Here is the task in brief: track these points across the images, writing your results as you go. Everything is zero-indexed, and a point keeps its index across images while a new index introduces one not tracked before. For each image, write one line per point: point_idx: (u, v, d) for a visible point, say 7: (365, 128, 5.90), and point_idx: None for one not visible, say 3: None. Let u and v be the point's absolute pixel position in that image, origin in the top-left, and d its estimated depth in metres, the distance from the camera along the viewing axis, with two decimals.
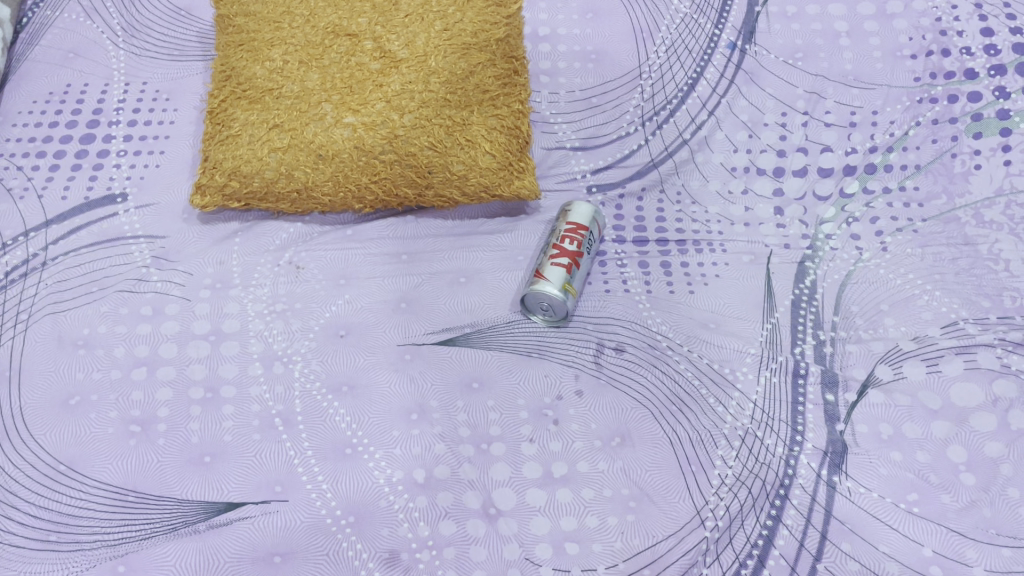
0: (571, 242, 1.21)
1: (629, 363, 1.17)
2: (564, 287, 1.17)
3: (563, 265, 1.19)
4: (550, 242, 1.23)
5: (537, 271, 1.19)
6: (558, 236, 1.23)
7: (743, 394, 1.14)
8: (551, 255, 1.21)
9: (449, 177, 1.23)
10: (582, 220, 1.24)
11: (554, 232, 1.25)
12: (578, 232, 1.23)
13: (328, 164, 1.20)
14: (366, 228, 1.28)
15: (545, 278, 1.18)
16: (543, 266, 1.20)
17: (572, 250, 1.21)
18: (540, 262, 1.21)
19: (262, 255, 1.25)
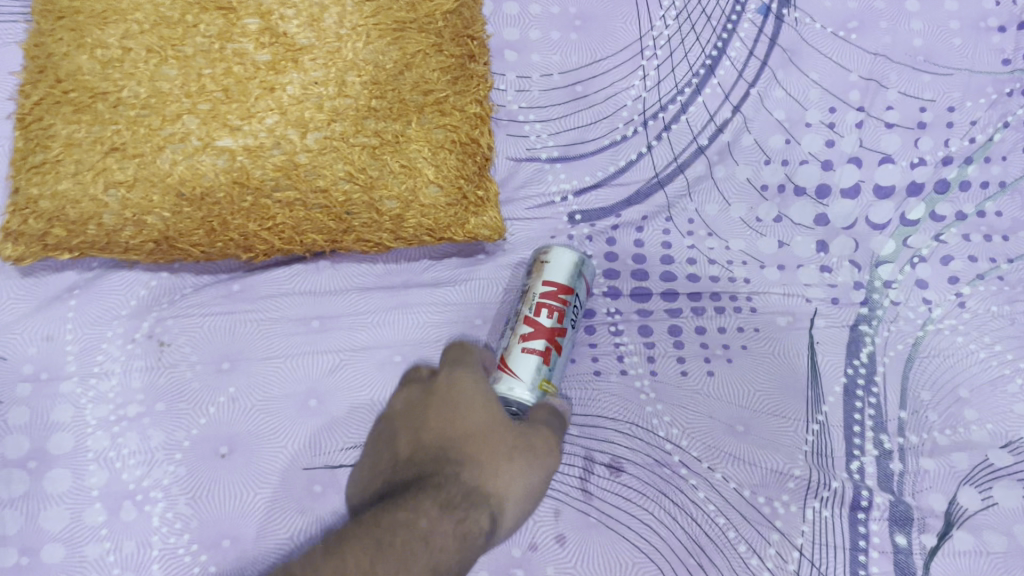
0: (546, 316, 0.86)
1: (628, 490, 0.85)
2: (540, 387, 0.84)
3: (537, 353, 0.84)
4: (519, 314, 0.88)
5: (499, 364, 0.85)
6: (529, 308, 0.87)
7: (784, 537, 0.83)
8: (520, 337, 0.86)
9: (376, 219, 0.86)
10: (562, 279, 0.88)
11: (523, 296, 0.89)
12: (556, 301, 0.87)
13: (195, 207, 0.82)
14: (260, 280, 0.91)
15: (511, 376, 0.83)
16: (508, 355, 0.85)
17: (548, 329, 0.86)
18: (504, 347, 0.86)
19: (109, 326, 0.88)
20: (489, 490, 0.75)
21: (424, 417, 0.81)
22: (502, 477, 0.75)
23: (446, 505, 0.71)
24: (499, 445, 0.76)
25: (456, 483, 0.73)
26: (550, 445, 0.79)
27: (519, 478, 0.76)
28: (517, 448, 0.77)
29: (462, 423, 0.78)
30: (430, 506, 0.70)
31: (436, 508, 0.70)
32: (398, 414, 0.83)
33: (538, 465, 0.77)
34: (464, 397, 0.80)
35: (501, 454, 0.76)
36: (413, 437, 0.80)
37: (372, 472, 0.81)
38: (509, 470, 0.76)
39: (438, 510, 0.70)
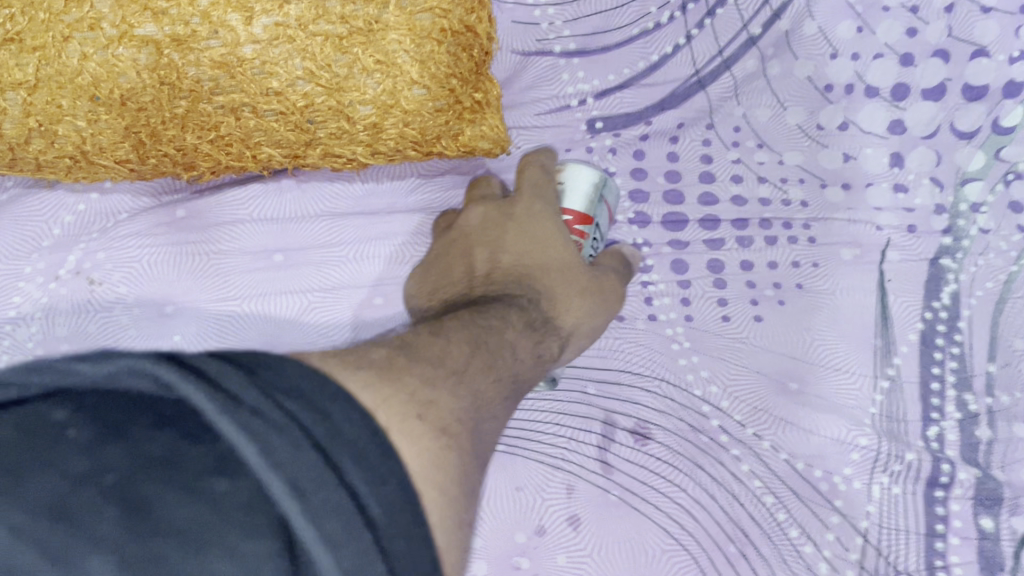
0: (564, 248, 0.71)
1: (657, 462, 0.70)
2: None
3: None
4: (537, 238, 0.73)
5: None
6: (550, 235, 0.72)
7: (846, 520, 0.69)
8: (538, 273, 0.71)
9: (347, 128, 0.69)
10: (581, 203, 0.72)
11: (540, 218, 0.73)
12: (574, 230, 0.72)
13: (114, 114, 0.66)
14: (211, 206, 0.75)
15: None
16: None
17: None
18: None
19: (26, 261, 0.72)
20: (562, 325, 0.67)
21: (499, 226, 0.70)
22: (578, 313, 0.68)
23: (528, 326, 0.63)
24: (581, 275, 0.69)
25: (531, 308, 0.65)
26: (617, 289, 0.72)
27: (593, 315, 0.69)
28: (594, 286, 0.69)
29: (543, 244, 0.69)
30: (517, 328, 0.62)
31: (523, 328, 0.63)
32: (469, 229, 0.71)
33: (610, 304, 0.71)
34: (549, 217, 0.70)
35: (580, 287, 0.69)
36: (489, 249, 0.70)
37: (437, 281, 0.71)
38: (579, 307, 0.68)
39: (525, 331, 0.62)
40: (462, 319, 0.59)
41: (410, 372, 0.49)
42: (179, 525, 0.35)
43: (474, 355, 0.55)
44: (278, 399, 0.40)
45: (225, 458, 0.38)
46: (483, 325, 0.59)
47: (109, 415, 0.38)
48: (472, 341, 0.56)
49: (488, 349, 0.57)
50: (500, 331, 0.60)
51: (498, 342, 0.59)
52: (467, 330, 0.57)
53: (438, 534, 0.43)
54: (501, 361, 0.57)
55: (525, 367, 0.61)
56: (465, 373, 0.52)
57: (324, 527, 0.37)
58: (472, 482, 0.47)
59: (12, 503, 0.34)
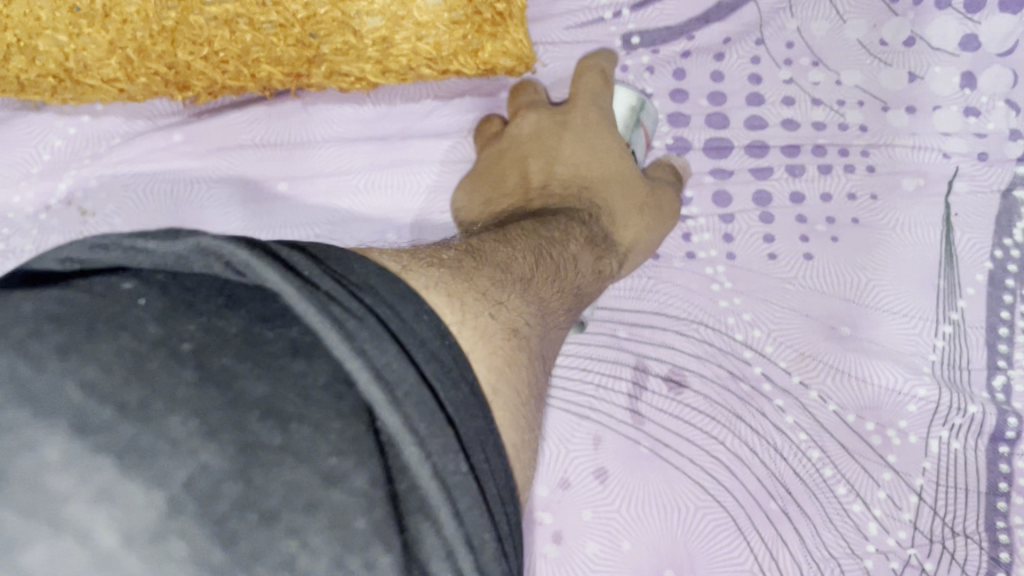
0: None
1: (692, 412, 0.65)
2: None
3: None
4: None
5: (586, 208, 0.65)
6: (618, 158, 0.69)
7: (899, 476, 0.63)
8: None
9: (354, 42, 0.62)
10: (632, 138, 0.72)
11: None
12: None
13: (98, 28, 0.59)
14: (206, 128, 0.68)
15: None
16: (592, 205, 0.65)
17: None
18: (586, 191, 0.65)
19: (14, 189, 0.68)
20: (620, 241, 0.65)
21: (557, 137, 0.67)
22: (638, 230, 0.65)
23: (590, 240, 0.61)
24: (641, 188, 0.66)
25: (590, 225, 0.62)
26: (675, 207, 0.68)
27: (652, 232, 0.66)
28: (656, 200, 0.66)
29: (601, 157, 0.66)
30: (580, 244, 0.59)
31: (585, 244, 0.60)
32: (522, 136, 0.67)
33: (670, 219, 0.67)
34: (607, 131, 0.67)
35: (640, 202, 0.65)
36: (545, 160, 0.67)
37: (489, 192, 0.66)
38: (637, 224, 0.65)
39: (588, 248, 0.60)
40: (523, 229, 0.57)
41: (476, 271, 0.46)
42: (262, 398, 0.31)
43: (539, 265, 0.52)
44: (350, 289, 0.37)
45: (302, 341, 0.34)
46: (547, 236, 0.57)
47: (187, 291, 0.34)
48: (537, 251, 0.54)
49: (551, 263, 0.54)
50: (564, 245, 0.57)
51: (563, 257, 0.56)
52: (532, 239, 0.55)
53: (509, 441, 0.40)
54: (563, 275, 0.55)
55: (587, 286, 0.59)
56: (529, 281, 0.50)
57: (416, 424, 0.34)
58: (539, 384, 0.45)
59: (86, 358, 0.30)
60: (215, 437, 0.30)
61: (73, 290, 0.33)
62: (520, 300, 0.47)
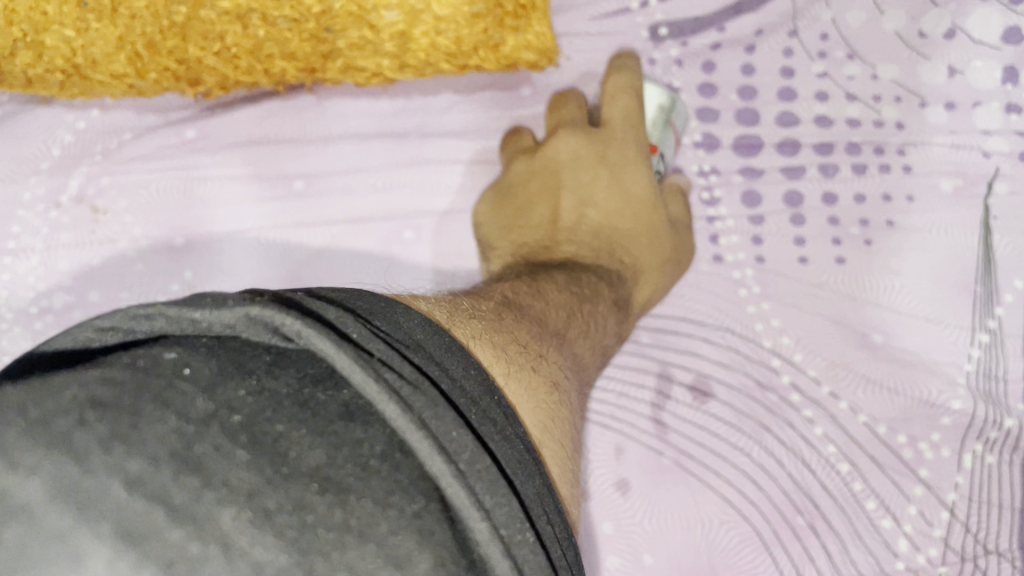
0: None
1: (717, 422, 0.63)
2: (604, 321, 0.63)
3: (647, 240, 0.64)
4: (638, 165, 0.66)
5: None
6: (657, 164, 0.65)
7: (930, 490, 0.61)
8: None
9: (371, 37, 0.60)
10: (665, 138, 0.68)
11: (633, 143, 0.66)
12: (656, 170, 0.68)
13: (106, 23, 0.57)
14: (220, 125, 0.66)
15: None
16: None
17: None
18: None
19: (25, 185, 0.66)
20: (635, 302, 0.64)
21: (585, 171, 0.65)
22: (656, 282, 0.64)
23: (617, 293, 0.61)
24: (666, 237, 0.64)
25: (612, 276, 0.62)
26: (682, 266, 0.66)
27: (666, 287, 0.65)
28: (677, 253, 0.65)
29: (628, 199, 0.64)
30: (607, 303, 0.59)
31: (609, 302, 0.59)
32: (558, 163, 0.65)
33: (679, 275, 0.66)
34: (639, 168, 0.64)
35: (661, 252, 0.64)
36: (576, 196, 0.65)
37: (514, 218, 0.65)
38: (655, 283, 0.64)
39: (613, 308, 0.59)
40: (554, 287, 0.56)
41: (516, 324, 0.47)
42: (318, 470, 0.28)
43: (565, 330, 0.53)
44: (403, 350, 0.33)
45: (354, 407, 0.31)
46: (581, 291, 0.57)
47: (233, 352, 0.31)
48: (568, 314, 0.54)
49: (581, 326, 0.55)
50: (596, 304, 0.58)
51: (592, 317, 0.57)
52: (564, 302, 0.55)
53: (562, 491, 0.43)
54: (586, 348, 0.55)
55: (608, 346, 0.59)
56: (562, 337, 0.52)
57: (483, 495, 0.30)
58: (577, 433, 0.49)
59: (126, 448, 0.27)
60: (270, 521, 0.27)
61: (107, 367, 0.30)
62: (554, 350, 0.50)
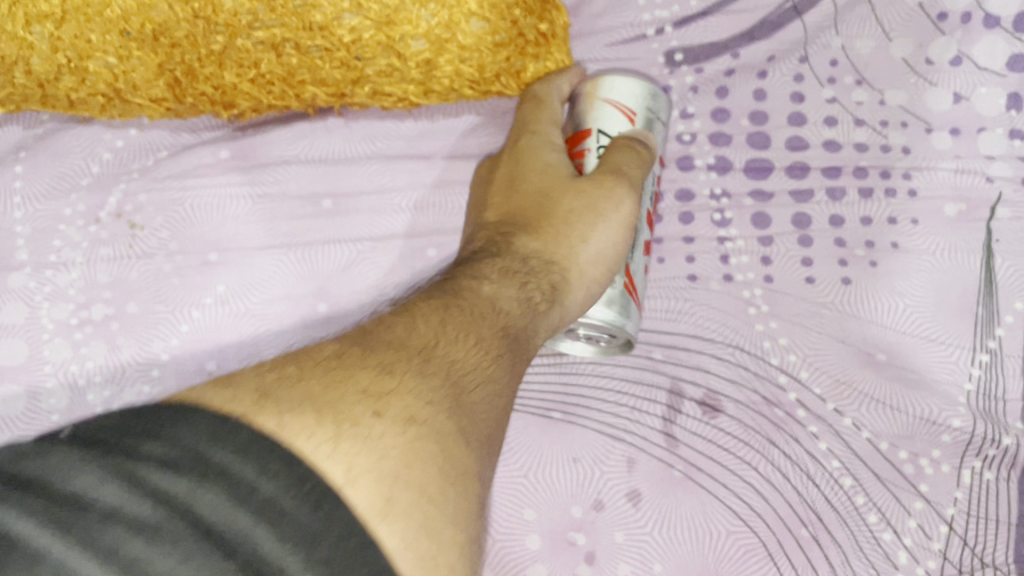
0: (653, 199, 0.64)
1: (725, 436, 0.66)
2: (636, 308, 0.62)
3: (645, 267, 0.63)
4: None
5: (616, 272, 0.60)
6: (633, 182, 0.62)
7: (931, 506, 0.63)
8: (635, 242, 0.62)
9: (398, 66, 0.63)
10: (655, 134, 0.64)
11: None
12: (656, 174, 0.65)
13: (147, 51, 0.60)
14: (253, 146, 0.70)
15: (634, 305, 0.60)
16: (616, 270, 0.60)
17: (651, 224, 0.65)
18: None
19: (66, 201, 0.69)
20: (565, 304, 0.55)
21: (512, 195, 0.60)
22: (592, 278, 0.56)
23: (490, 342, 0.49)
24: (607, 208, 0.56)
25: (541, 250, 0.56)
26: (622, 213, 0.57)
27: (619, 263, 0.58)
28: (626, 221, 0.58)
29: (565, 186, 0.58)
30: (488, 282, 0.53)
31: (534, 294, 0.53)
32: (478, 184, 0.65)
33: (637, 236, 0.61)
34: (553, 143, 0.61)
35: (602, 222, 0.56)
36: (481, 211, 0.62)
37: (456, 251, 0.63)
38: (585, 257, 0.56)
39: (536, 298, 0.53)
40: (418, 330, 0.46)
41: (364, 367, 0.42)
42: None
43: (426, 363, 0.44)
44: (144, 482, 0.31)
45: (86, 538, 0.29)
46: (438, 359, 0.45)
47: None
48: (433, 344, 0.46)
49: (440, 365, 0.44)
50: (478, 330, 0.49)
51: (446, 372, 0.44)
52: (412, 349, 0.45)
53: (391, 541, 0.35)
54: (472, 368, 0.46)
55: (506, 368, 0.48)
56: (425, 363, 0.44)
57: None
58: (446, 471, 0.39)
59: None
60: None
61: None
62: (414, 376, 0.42)
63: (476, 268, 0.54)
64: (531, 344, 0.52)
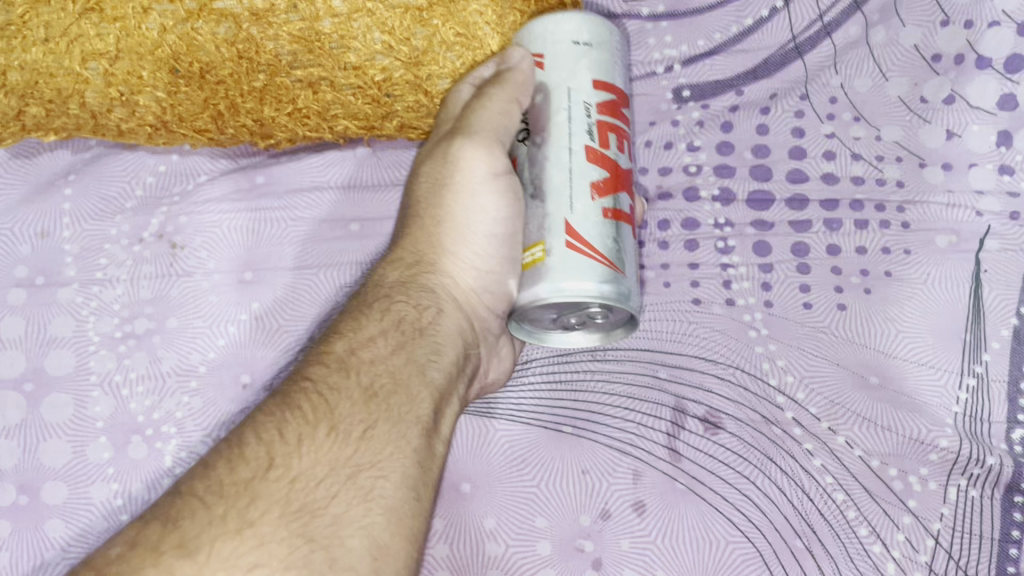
0: (607, 136, 0.60)
1: (724, 452, 0.70)
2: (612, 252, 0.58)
3: (611, 213, 0.59)
4: (539, 135, 0.61)
5: (560, 233, 0.58)
6: (567, 128, 0.60)
7: (918, 521, 0.67)
8: (581, 190, 0.59)
9: (425, 102, 0.68)
10: (590, 73, 0.61)
11: (528, 120, 0.62)
12: (608, 115, 0.61)
13: (193, 87, 0.66)
14: (287, 171, 0.75)
15: (587, 260, 0.57)
16: (559, 230, 0.58)
17: (616, 168, 0.61)
18: (548, 216, 0.58)
19: (112, 222, 0.74)
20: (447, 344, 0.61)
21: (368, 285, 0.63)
22: (468, 252, 0.63)
23: (332, 443, 0.52)
24: (461, 178, 0.63)
25: (416, 314, 0.61)
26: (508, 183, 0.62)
27: (498, 221, 0.62)
28: (486, 179, 0.62)
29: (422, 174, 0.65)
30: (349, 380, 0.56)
31: (359, 393, 0.55)
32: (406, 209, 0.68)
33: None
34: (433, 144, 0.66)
35: (465, 195, 0.63)
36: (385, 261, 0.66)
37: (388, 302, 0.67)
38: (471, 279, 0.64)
39: (358, 396, 0.55)
40: (244, 463, 0.50)
41: (194, 519, 0.47)
42: None
43: (246, 508, 0.48)
44: None
45: None
46: (281, 480, 0.50)
47: None
48: (260, 472, 0.50)
49: (267, 499, 0.48)
50: (313, 437, 0.52)
51: (291, 489, 0.49)
52: (231, 491, 0.48)
53: None
54: (319, 487, 0.50)
55: (379, 447, 0.53)
56: (249, 511, 0.48)
57: None
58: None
59: None
60: None
61: None
62: (224, 544, 0.46)
63: (262, 420, 0.53)
64: (401, 403, 0.56)
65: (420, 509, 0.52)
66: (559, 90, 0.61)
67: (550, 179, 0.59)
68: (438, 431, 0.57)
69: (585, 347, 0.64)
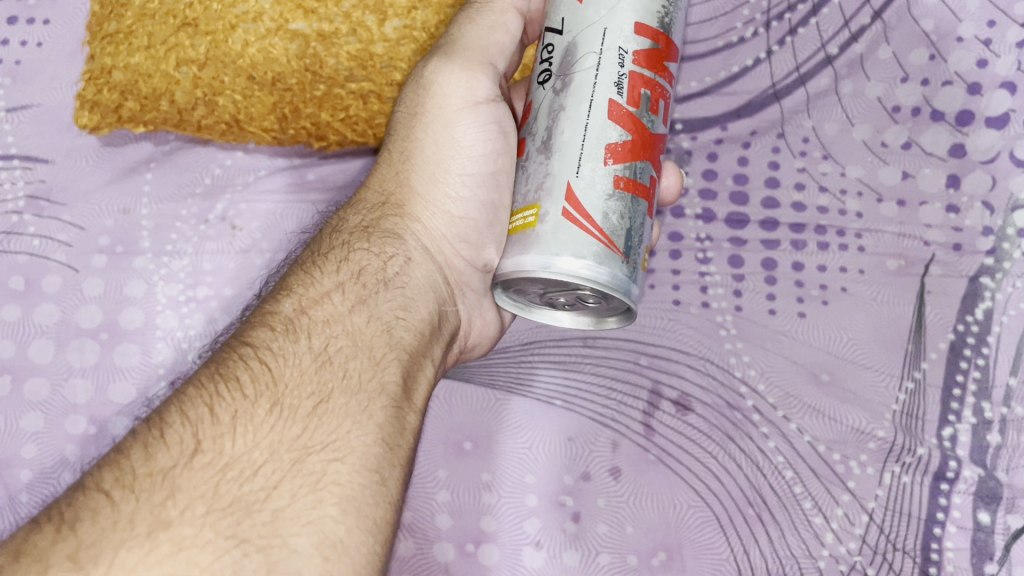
0: (635, 93, 0.68)
1: (691, 430, 0.81)
2: (616, 227, 0.66)
3: (623, 182, 0.67)
4: (560, 82, 0.69)
5: (560, 199, 0.66)
6: (594, 76, 0.68)
7: (856, 499, 0.77)
8: (594, 148, 0.67)
9: None
10: (633, 16, 0.69)
11: (553, 67, 0.70)
12: (643, 66, 0.69)
13: (266, 92, 0.80)
14: (335, 171, 0.89)
15: (582, 235, 0.65)
16: (558, 196, 0.66)
17: (638, 126, 0.68)
18: (553, 175, 0.67)
19: (183, 205, 0.87)
20: (416, 301, 0.72)
21: (332, 235, 0.75)
22: (440, 190, 0.77)
23: (270, 420, 0.60)
24: (441, 109, 0.76)
25: (380, 265, 0.72)
26: (491, 128, 0.76)
27: (475, 159, 0.76)
28: (465, 111, 0.75)
29: (401, 103, 0.78)
30: (308, 353, 0.65)
31: (311, 357, 0.64)
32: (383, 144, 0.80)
33: (509, 125, 0.77)
34: (418, 74, 0.77)
35: (442, 128, 0.76)
36: (361, 202, 0.77)
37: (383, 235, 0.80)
38: (447, 225, 0.77)
39: (310, 362, 0.64)
40: (165, 453, 0.56)
41: (132, 494, 0.54)
42: None
43: (164, 508, 0.53)
44: None
45: None
46: (210, 466, 0.56)
47: None
48: (183, 460, 0.56)
49: (188, 492, 0.54)
50: (252, 413, 0.60)
51: (221, 468, 0.56)
52: (149, 487, 0.54)
53: None
54: (256, 477, 0.56)
55: (335, 425, 0.61)
56: (168, 509, 0.53)
57: None
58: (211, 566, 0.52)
59: None
60: None
61: None
62: (128, 552, 0.51)
63: (191, 401, 0.60)
64: (356, 362, 0.65)
65: (382, 494, 0.60)
66: (598, 30, 0.69)
67: (564, 134, 0.68)
68: (409, 402, 0.66)
69: (569, 317, 0.75)
